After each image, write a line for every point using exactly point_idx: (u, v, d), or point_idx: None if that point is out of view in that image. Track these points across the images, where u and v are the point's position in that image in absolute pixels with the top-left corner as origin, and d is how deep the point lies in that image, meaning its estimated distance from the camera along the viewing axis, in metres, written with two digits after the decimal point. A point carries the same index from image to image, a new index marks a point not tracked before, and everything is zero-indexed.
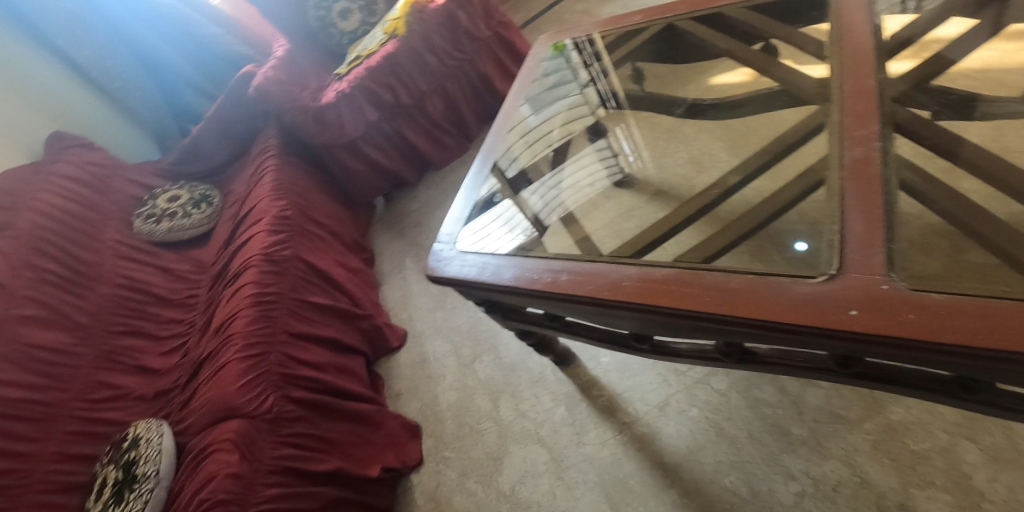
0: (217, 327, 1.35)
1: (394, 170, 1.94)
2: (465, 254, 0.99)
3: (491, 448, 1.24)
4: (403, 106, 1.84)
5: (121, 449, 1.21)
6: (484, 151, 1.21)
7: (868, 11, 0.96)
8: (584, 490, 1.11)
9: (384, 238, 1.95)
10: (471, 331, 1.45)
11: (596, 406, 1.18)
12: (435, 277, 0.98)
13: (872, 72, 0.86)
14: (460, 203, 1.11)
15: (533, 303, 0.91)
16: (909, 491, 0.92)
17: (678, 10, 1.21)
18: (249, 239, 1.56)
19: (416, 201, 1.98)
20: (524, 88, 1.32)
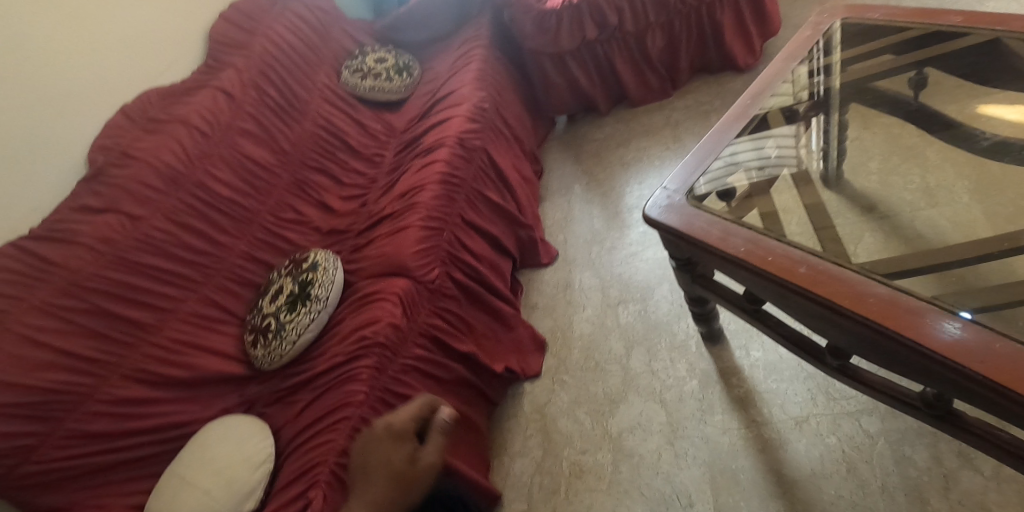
0: (402, 192, 1.44)
1: (590, 95, 1.88)
2: (688, 205, 0.95)
3: (611, 390, 1.27)
4: (624, 33, 1.74)
5: (299, 268, 1.35)
6: (732, 108, 1.11)
7: None
8: (690, 464, 1.12)
9: (555, 156, 1.91)
10: (625, 276, 1.44)
11: (730, 394, 1.17)
12: (650, 218, 0.95)
13: None
14: (696, 152, 1.04)
15: (738, 274, 0.89)
16: None
17: (1013, 25, 1.03)
18: (447, 118, 1.60)
19: (599, 131, 1.88)
20: (794, 55, 1.19)
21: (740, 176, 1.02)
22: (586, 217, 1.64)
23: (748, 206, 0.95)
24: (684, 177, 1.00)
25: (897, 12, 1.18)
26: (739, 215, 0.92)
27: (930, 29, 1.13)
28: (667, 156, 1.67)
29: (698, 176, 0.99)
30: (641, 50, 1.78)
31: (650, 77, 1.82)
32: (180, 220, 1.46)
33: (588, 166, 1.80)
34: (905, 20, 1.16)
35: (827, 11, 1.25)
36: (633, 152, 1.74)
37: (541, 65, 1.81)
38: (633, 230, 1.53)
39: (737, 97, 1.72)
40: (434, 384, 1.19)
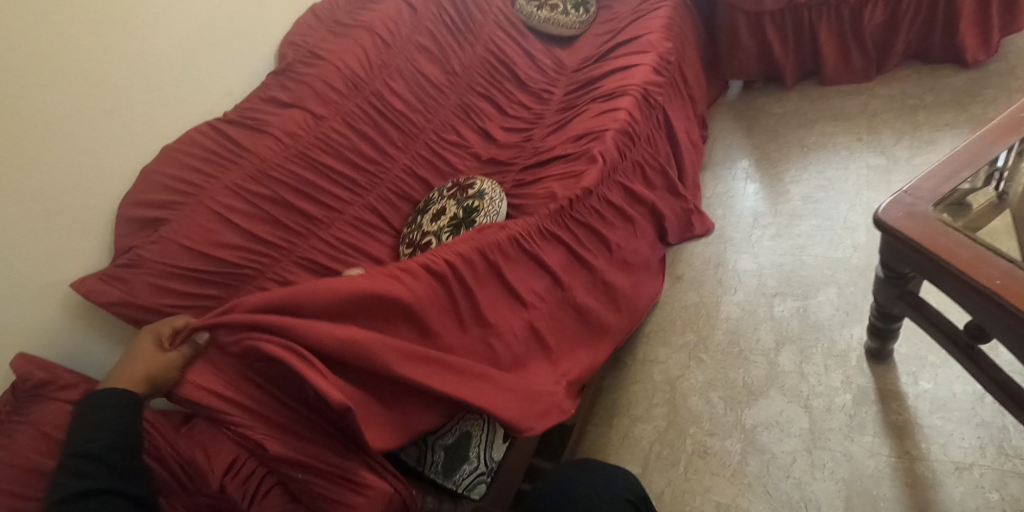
0: (576, 135, 1.42)
1: (780, 65, 1.71)
2: (926, 216, 0.87)
3: (752, 381, 1.24)
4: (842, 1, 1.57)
5: (463, 192, 1.36)
6: (999, 118, 0.97)
7: None
8: (826, 477, 1.09)
9: (723, 121, 1.77)
10: (788, 269, 1.37)
11: (887, 420, 1.12)
12: (883, 222, 0.89)
13: None
14: (951, 158, 0.94)
15: (971, 302, 0.82)
16: None
17: None
18: (631, 65, 1.52)
19: (780, 105, 1.73)
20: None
21: (987, 191, 0.92)
22: (753, 196, 1.53)
23: (992, 224, 0.88)
24: (935, 183, 0.91)
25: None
26: (979, 231, 0.86)
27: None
28: (858, 147, 1.52)
29: (951, 186, 0.90)
30: (853, 24, 1.60)
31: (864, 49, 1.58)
32: (355, 127, 1.43)
33: (761, 142, 1.65)
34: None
35: None
36: (817, 136, 1.59)
37: (735, 23, 1.67)
38: (805, 221, 1.43)
39: (954, 96, 1.53)
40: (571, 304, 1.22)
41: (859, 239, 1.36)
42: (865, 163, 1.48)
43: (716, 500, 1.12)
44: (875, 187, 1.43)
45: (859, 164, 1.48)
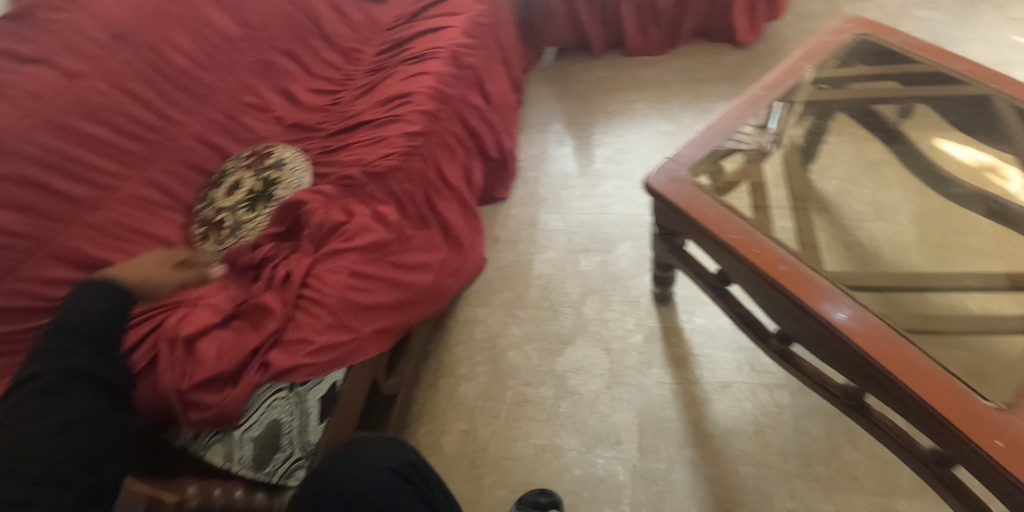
0: (386, 98, 1.39)
1: (586, 35, 1.84)
2: (687, 183, 1.02)
3: (561, 330, 1.36)
4: None
5: (261, 164, 1.28)
6: (747, 93, 1.15)
7: None
8: (624, 407, 1.26)
9: (538, 86, 1.86)
10: (592, 227, 1.50)
11: (670, 353, 1.31)
12: (653, 188, 1.03)
13: None
14: (704, 132, 1.09)
15: (721, 256, 0.98)
16: None
17: (998, 83, 1.08)
18: (443, 27, 1.50)
19: (592, 72, 1.85)
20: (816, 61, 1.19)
21: (732, 159, 1.08)
22: (563, 158, 1.64)
23: (735, 185, 1.04)
24: (694, 154, 1.06)
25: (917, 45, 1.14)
26: (725, 194, 1.01)
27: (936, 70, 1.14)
28: (651, 114, 1.69)
29: (706, 156, 1.05)
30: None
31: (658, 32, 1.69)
32: (127, 87, 1.24)
33: (571, 108, 1.76)
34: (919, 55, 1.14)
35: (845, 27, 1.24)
36: (619, 103, 1.74)
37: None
38: (606, 182, 1.57)
39: (729, 72, 1.75)
40: (397, 249, 1.19)
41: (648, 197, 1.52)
42: (656, 128, 1.65)
43: (534, 442, 1.23)
44: (663, 149, 1.59)
45: (651, 130, 1.65)
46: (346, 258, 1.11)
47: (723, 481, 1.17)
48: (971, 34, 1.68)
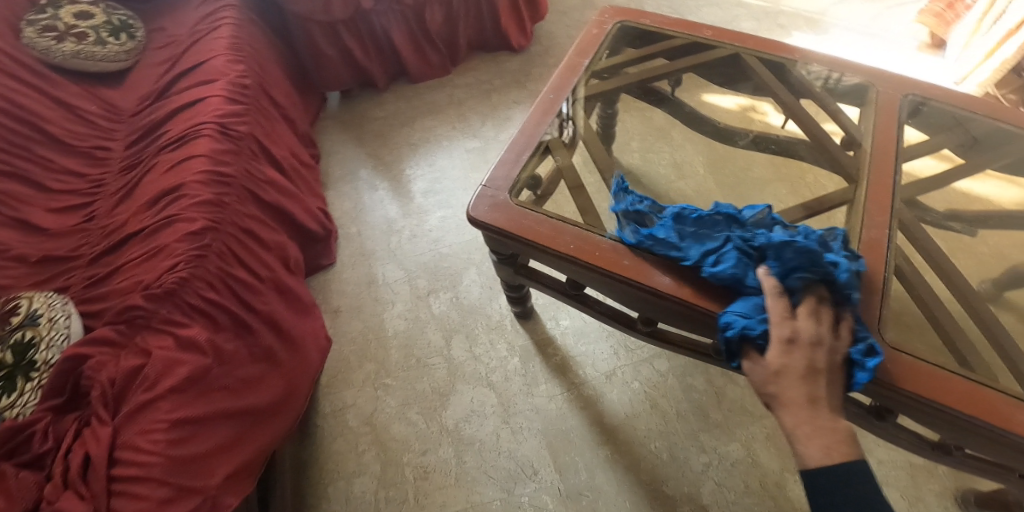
0: (151, 198, 1.15)
1: (366, 70, 1.59)
2: (507, 204, 0.97)
3: (438, 383, 1.26)
4: (403, 5, 1.48)
5: (7, 326, 1.00)
6: (537, 101, 1.08)
7: (899, 120, 1.02)
8: (528, 435, 1.21)
9: (334, 136, 1.58)
10: (431, 264, 1.39)
11: (550, 364, 1.28)
12: (476, 219, 0.96)
13: (894, 174, 0.95)
14: (510, 147, 1.03)
15: (565, 267, 0.96)
16: (785, 473, 1.17)
17: (748, 43, 1.16)
18: (200, 99, 1.28)
19: (382, 109, 1.61)
20: (589, 52, 1.15)
21: (544, 168, 1.02)
22: (380, 204, 1.47)
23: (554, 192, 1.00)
24: (506, 171, 1.00)
25: (665, 22, 1.19)
26: (547, 207, 0.97)
27: (690, 40, 1.17)
28: (455, 136, 1.53)
29: (520, 170, 1.00)
30: (420, 28, 1.55)
31: (430, 53, 1.60)
32: None
33: (374, 149, 1.55)
34: (672, 29, 1.18)
35: (604, 12, 1.20)
36: (420, 132, 1.55)
37: (310, 33, 1.48)
38: (432, 215, 1.44)
39: None
40: (219, 373, 1.01)
41: None
42: (464, 149, 1.51)
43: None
44: (477, 166, 1.48)
45: (460, 151, 1.51)
46: (160, 408, 0.92)
47: (641, 465, 1.18)
48: None
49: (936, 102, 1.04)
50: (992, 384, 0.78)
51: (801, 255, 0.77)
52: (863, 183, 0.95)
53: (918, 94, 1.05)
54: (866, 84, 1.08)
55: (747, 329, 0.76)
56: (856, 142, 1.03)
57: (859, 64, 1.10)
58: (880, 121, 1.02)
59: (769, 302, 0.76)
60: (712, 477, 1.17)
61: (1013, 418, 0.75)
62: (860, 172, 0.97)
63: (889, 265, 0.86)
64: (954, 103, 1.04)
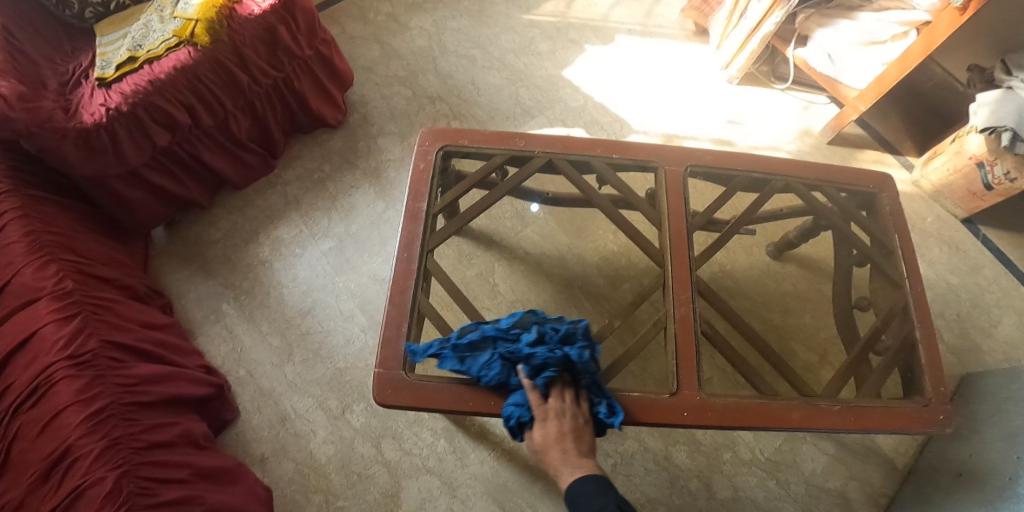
0: (44, 470, 1.12)
1: (182, 195, 1.55)
2: (404, 382, 1.03)
3: (384, 487, 1.39)
4: (202, 128, 1.47)
5: None
6: (394, 264, 1.12)
7: (683, 192, 1.18)
8: (475, 499, 1.38)
9: (176, 274, 1.57)
10: (334, 381, 1.47)
11: (471, 433, 1.43)
12: (382, 403, 1.02)
13: (688, 249, 1.14)
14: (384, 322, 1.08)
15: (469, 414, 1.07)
16: (670, 447, 1.45)
17: (557, 146, 1.19)
18: (34, 332, 1.23)
19: (217, 229, 1.61)
20: (423, 193, 1.16)
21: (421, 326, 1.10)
22: (258, 338, 1.51)
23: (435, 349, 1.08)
24: (392, 351, 1.06)
25: (481, 137, 1.20)
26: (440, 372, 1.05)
27: (509, 155, 1.19)
28: (304, 238, 1.59)
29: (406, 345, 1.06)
30: (224, 137, 1.54)
31: (248, 157, 1.60)
32: None
33: (227, 276, 1.56)
34: (490, 146, 1.19)
35: (426, 136, 1.21)
36: (267, 246, 1.59)
37: (109, 188, 1.40)
38: (315, 329, 1.51)
39: (343, 157, 1.66)
40: None
41: (361, 320, 1.51)
42: (320, 251, 1.57)
43: None
44: (341, 269, 1.55)
45: (316, 256, 1.57)
46: None
47: None
48: (501, 21, 1.83)
49: (708, 170, 1.20)
50: (776, 398, 1.09)
51: (546, 362, 1.00)
52: (668, 270, 1.13)
53: (697, 166, 1.20)
54: (656, 166, 1.19)
55: (521, 419, 0.99)
56: (655, 222, 1.18)
57: (645, 148, 1.20)
58: (670, 202, 1.16)
59: (531, 396, 0.99)
60: (622, 472, 1.42)
61: (790, 416, 1.08)
62: (664, 256, 1.14)
63: (697, 332, 1.09)
64: (723, 165, 1.20)
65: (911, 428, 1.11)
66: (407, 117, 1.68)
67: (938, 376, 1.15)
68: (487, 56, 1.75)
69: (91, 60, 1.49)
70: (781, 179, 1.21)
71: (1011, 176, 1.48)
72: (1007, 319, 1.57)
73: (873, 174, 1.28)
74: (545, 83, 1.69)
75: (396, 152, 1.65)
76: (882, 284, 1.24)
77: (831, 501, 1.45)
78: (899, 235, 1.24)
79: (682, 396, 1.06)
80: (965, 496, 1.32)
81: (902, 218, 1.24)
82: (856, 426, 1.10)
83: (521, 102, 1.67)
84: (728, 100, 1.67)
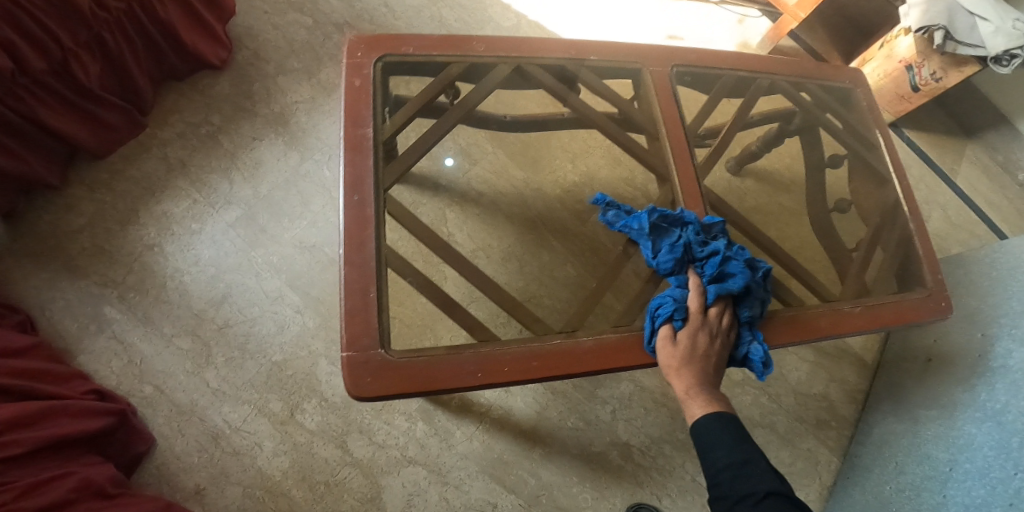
0: None
1: (21, 172, 1.20)
2: (389, 364, 0.77)
3: (361, 491, 1.16)
4: (34, 77, 1.12)
5: None
6: (342, 212, 0.83)
7: (674, 94, 1.02)
8: (470, 482, 1.19)
9: (30, 280, 1.22)
10: (272, 380, 1.20)
11: (452, 410, 1.23)
12: (363, 396, 0.76)
13: (691, 155, 0.98)
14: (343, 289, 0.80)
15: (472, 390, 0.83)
16: (665, 383, 1.32)
17: (524, 50, 0.98)
18: None
19: (81, 215, 1.28)
20: (361, 115, 0.87)
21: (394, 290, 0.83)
22: (160, 344, 1.20)
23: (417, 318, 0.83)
24: (364, 323, 0.78)
25: (428, 43, 0.95)
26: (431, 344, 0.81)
27: (467, 64, 0.96)
28: (202, 211, 1.29)
29: (379, 314, 0.79)
30: (68, 88, 1.19)
31: (107, 115, 1.27)
32: None
33: (104, 272, 1.24)
34: (441, 52, 0.94)
35: (355, 44, 0.92)
36: (154, 226, 1.28)
37: None
38: (237, 320, 1.22)
39: (233, 104, 1.38)
40: None
41: (292, 300, 1.24)
42: (225, 223, 1.28)
43: None
44: (256, 241, 1.27)
45: (222, 230, 1.28)
46: None
47: (571, 445, 1.25)
48: None
49: (696, 70, 1.06)
50: (802, 308, 1.00)
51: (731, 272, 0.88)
52: (675, 183, 0.96)
53: (683, 65, 1.05)
54: (641, 68, 1.03)
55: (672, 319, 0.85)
56: (648, 130, 1.02)
57: (621, 46, 1.03)
58: (662, 105, 1.00)
59: (693, 299, 0.86)
60: (623, 419, 1.28)
61: (819, 325, 0.99)
62: (667, 168, 0.98)
63: None
64: (710, 64, 1.07)
65: (920, 320, 1.07)
66: (309, 49, 1.45)
67: (935, 264, 1.12)
68: None
69: None
70: (767, 78, 1.13)
71: (936, 76, 1.58)
72: (935, 214, 1.68)
73: (847, 71, 1.23)
74: (468, 3, 1.58)
75: (304, 92, 1.41)
76: (868, 184, 1.22)
77: (819, 406, 1.48)
78: (878, 129, 1.20)
79: None
80: (940, 378, 1.35)
81: (879, 112, 1.21)
82: (881, 324, 1.04)
83: (446, 24, 1.54)
84: (659, 21, 1.66)
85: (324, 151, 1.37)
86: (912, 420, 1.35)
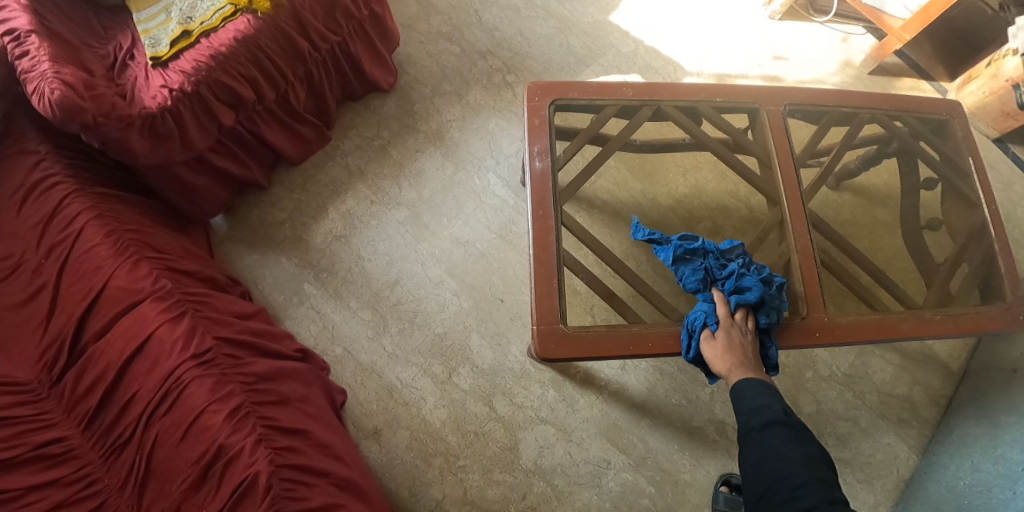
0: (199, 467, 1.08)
1: (244, 176, 1.55)
2: (566, 334, 1.06)
3: (502, 442, 1.44)
4: (265, 103, 1.45)
5: None
6: (529, 222, 1.11)
7: (786, 130, 1.24)
8: (590, 441, 1.45)
9: (251, 260, 1.58)
10: (435, 348, 1.50)
11: (578, 381, 1.50)
12: (547, 356, 1.05)
13: (799, 184, 1.21)
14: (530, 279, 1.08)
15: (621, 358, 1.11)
16: None
17: (664, 94, 1.22)
18: (145, 338, 1.18)
19: (283, 210, 1.63)
20: (545, 148, 1.15)
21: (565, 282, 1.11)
22: (350, 315, 1.53)
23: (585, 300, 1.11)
24: (547, 305, 1.06)
25: (590, 89, 1.20)
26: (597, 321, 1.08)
27: (620, 105, 1.21)
28: (378, 210, 1.62)
29: (555, 300, 1.07)
30: (285, 110, 1.54)
31: (305, 131, 1.61)
32: None
33: (304, 256, 1.58)
34: (601, 97, 1.20)
35: (533, 91, 1.19)
36: (340, 222, 1.61)
37: (177, 174, 1.40)
38: (407, 298, 1.54)
39: (401, 122, 1.70)
40: None
41: (451, 285, 1.55)
42: (396, 221, 1.60)
43: None
44: (422, 236, 1.59)
45: (394, 226, 1.60)
46: None
47: (675, 418, 1.48)
48: None
49: (805, 108, 1.28)
50: (887, 313, 1.19)
51: (747, 285, 1.09)
52: (784, 205, 1.20)
53: (795, 104, 1.27)
54: (759, 108, 1.25)
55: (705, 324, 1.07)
56: (763, 160, 1.24)
57: (742, 89, 1.25)
58: (775, 140, 1.23)
59: (719, 309, 1.08)
60: (720, 400, 1.51)
61: (902, 327, 1.18)
62: (778, 193, 1.21)
63: (817, 261, 1.17)
64: (818, 103, 1.28)
65: (997, 327, 1.23)
66: (459, 74, 1.76)
67: (1016, 281, 1.26)
68: (530, 6, 1.85)
69: (132, 40, 1.40)
70: (867, 112, 1.32)
71: None
72: None
73: (943, 102, 1.39)
74: (593, 30, 1.83)
75: (456, 112, 1.71)
76: (958, 205, 1.37)
77: (901, 405, 1.64)
78: (969, 157, 1.36)
79: (812, 319, 1.13)
80: (1016, 387, 1.47)
81: (970, 141, 1.37)
82: (959, 330, 1.21)
83: (574, 51, 1.80)
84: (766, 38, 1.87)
85: (474, 163, 1.66)
86: (991, 424, 1.46)
